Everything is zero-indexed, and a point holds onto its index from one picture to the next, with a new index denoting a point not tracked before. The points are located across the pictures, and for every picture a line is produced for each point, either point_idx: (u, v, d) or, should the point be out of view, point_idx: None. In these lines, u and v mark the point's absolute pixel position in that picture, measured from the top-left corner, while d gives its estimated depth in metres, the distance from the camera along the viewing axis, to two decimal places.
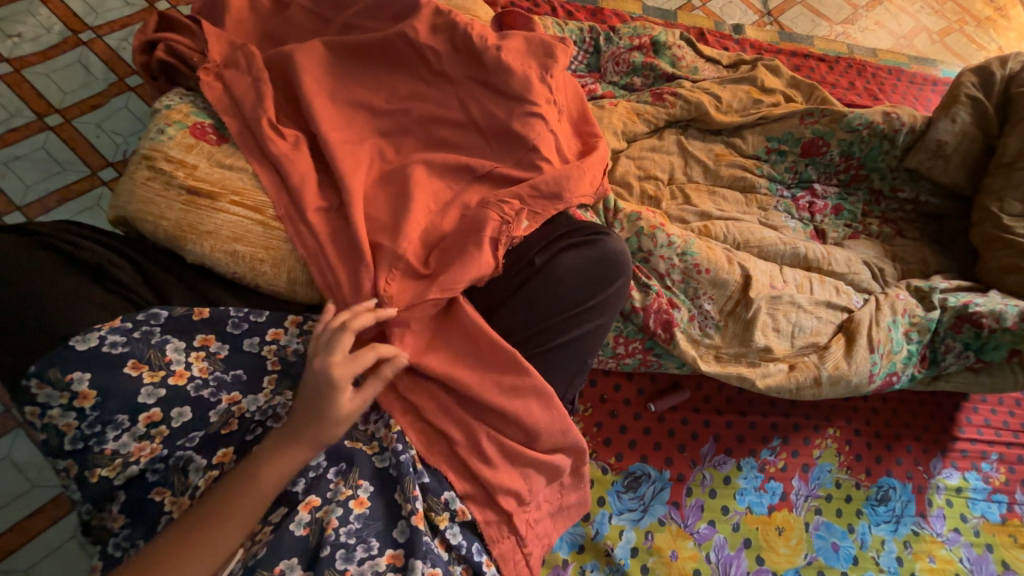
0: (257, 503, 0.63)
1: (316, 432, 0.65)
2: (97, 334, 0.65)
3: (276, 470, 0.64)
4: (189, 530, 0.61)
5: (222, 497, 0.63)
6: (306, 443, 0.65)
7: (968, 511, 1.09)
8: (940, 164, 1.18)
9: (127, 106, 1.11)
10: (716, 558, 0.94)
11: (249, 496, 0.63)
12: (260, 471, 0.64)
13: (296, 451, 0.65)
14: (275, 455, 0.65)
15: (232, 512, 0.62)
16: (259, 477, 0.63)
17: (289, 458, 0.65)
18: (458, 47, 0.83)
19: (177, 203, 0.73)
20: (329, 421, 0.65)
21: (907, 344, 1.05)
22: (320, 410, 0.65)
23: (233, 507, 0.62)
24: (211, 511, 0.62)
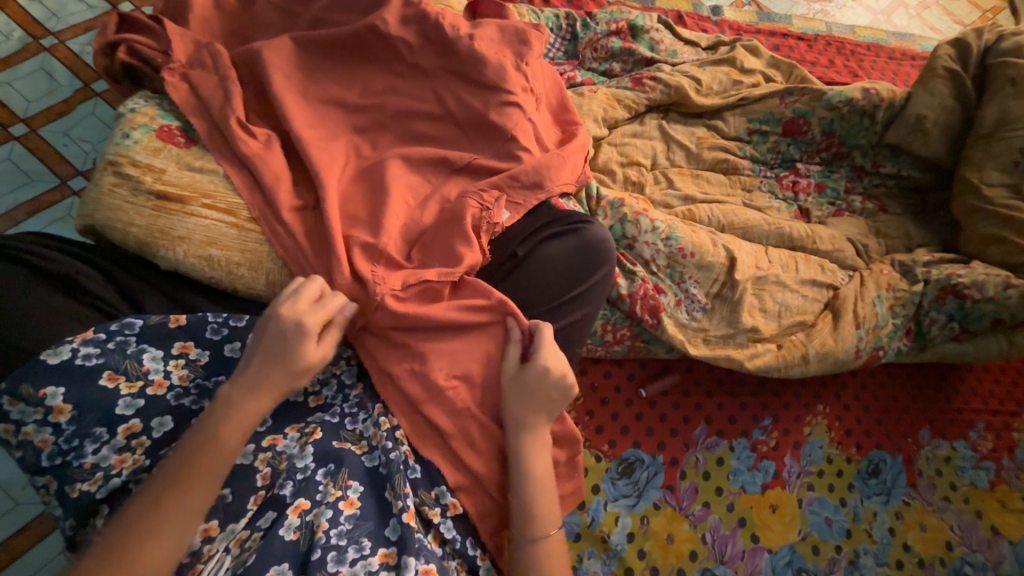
0: (221, 457, 0.62)
1: (281, 378, 0.65)
2: (69, 346, 0.64)
3: (245, 417, 0.64)
4: (165, 489, 0.60)
5: (192, 451, 0.61)
6: (271, 391, 0.65)
7: (957, 479, 1.11)
8: (920, 138, 1.18)
9: (94, 112, 1.08)
10: (711, 539, 0.96)
11: (219, 447, 0.62)
12: (226, 418, 0.63)
13: (265, 396, 0.64)
14: (236, 407, 0.63)
15: (204, 462, 0.61)
16: (228, 425, 0.63)
17: (258, 404, 0.64)
18: (430, 37, 0.81)
19: (146, 209, 0.71)
20: (290, 366, 0.65)
21: (893, 318, 1.05)
22: (280, 355, 0.65)
23: (208, 457, 0.61)
24: (183, 466, 0.61)
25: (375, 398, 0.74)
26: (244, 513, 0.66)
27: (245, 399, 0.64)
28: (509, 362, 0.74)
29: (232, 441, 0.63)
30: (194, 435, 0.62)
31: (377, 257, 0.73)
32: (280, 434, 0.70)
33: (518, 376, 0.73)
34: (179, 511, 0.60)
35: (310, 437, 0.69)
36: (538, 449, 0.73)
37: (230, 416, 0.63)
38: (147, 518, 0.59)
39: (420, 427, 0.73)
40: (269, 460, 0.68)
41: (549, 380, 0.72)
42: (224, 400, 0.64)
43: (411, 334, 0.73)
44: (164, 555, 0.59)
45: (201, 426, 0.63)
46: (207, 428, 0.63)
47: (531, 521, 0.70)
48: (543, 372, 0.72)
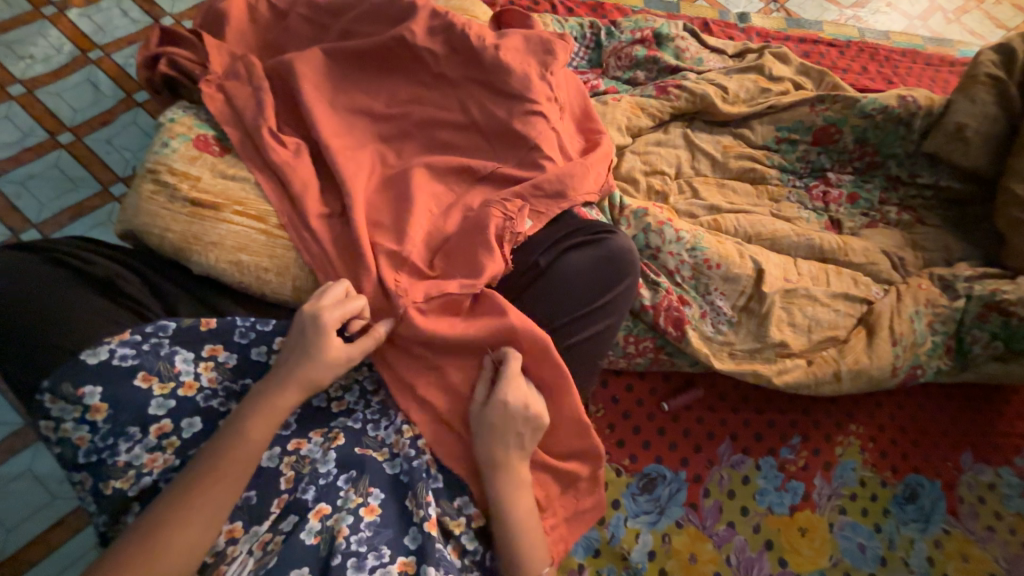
0: (248, 453, 0.64)
1: (306, 376, 0.66)
2: (107, 347, 0.66)
3: (274, 410, 0.65)
4: (196, 479, 0.62)
5: (222, 442, 0.63)
6: (296, 389, 0.66)
7: (1002, 508, 1.04)
8: (960, 147, 1.13)
9: (135, 121, 1.13)
10: (737, 560, 0.92)
11: (247, 439, 0.64)
12: (256, 410, 0.65)
13: (292, 393, 0.66)
14: (263, 404, 0.65)
15: (233, 453, 0.63)
16: (257, 418, 0.64)
17: (285, 400, 0.66)
18: (456, 48, 0.82)
19: (181, 215, 0.73)
20: (313, 364, 0.66)
21: (932, 335, 1.00)
22: (304, 354, 0.66)
23: (237, 449, 0.63)
24: (213, 458, 0.63)
25: (397, 405, 0.74)
26: (268, 515, 0.67)
27: (273, 394, 0.66)
28: (477, 404, 0.72)
29: (259, 434, 0.64)
30: (224, 427, 0.64)
31: (402, 265, 0.74)
32: (304, 438, 0.70)
33: (487, 418, 0.70)
34: (207, 499, 0.61)
35: (334, 441, 0.70)
36: (516, 490, 0.71)
37: (260, 408, 0.65)
38: (178, 506, 0.61)
39: (442, 435, 0.72)
40: (293, 464, 0.69)
41: (521, 415, 0.71)
42: (256, 394, 0.66)
43: (433, 343, 0.73)
44: (192, 544, 0.60)
45: (232, 418, 0.65)
46: (238, 419, 0.65)
47: (521, 561, 0.69)
48: (517, 407, 0.71)
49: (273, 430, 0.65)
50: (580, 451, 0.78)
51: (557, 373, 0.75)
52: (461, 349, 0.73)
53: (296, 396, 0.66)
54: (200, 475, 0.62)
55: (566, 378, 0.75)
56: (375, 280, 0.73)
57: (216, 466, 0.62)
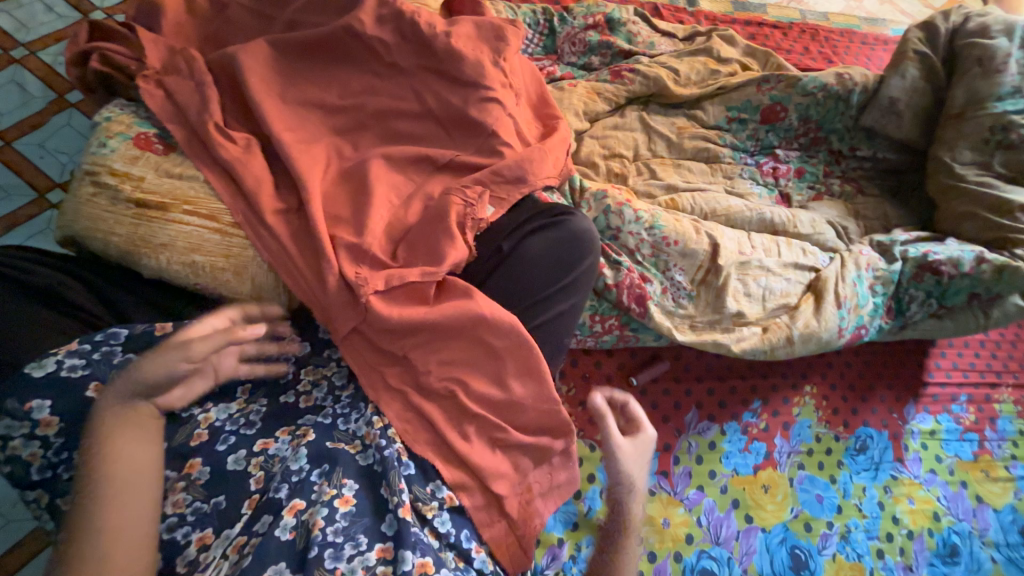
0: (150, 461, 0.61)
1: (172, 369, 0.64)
2: (53, 359, 0.63)
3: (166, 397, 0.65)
4: (93, 507, 0.57)
5: (115, 453, 0.59)
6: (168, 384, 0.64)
7: (942, 452, 1.13)
8: (894, 120, 1.21)
9: (70, 123, 1.06)
10: (707, 522, 0.97)
11: (141, 446, 0.61)
12: (133, 405, 0.62)
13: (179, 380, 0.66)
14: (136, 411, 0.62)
15: (137, 446, 0.61)
16: (145, 410, 0.63)
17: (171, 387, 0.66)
18: (406, 36, 0.81)
19: (126, 218, 0.70)
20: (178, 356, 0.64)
21: (873, 297, 1.07)
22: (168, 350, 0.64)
23: (135, 442, 0.61)
24: (103, 480, 0.58)
25: (367, 398, 0.75)
26: (239, 518, 0.66)
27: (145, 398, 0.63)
28: (615, 437, 0.84)
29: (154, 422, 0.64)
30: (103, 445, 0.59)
31: (363, 257, 0.73)
32: (271, 438, 0.71)
33: (621, 445, 0.84)
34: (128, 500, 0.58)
35: (303, 439, 0.70)
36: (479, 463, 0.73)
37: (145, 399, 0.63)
38: (92, 522, 0.56)
39: (415, 421, 0.73)
40: (262, 464, 0.69)
41: (643, 445, 0.86)
42: (125, 391, 0.62)
43: (397, 329, 0.73)
44: (131, 545, 0.57)
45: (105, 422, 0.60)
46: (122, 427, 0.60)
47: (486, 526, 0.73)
48: (643, 441, 0.86)
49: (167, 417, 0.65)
50: (555, 430, 0.78)
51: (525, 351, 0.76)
52: (429, 333, 0.74)
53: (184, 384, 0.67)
54: (103, 484, 0.58)
55: (541, 356, 0.77)
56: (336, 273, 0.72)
57: (122, 464, 0.59)
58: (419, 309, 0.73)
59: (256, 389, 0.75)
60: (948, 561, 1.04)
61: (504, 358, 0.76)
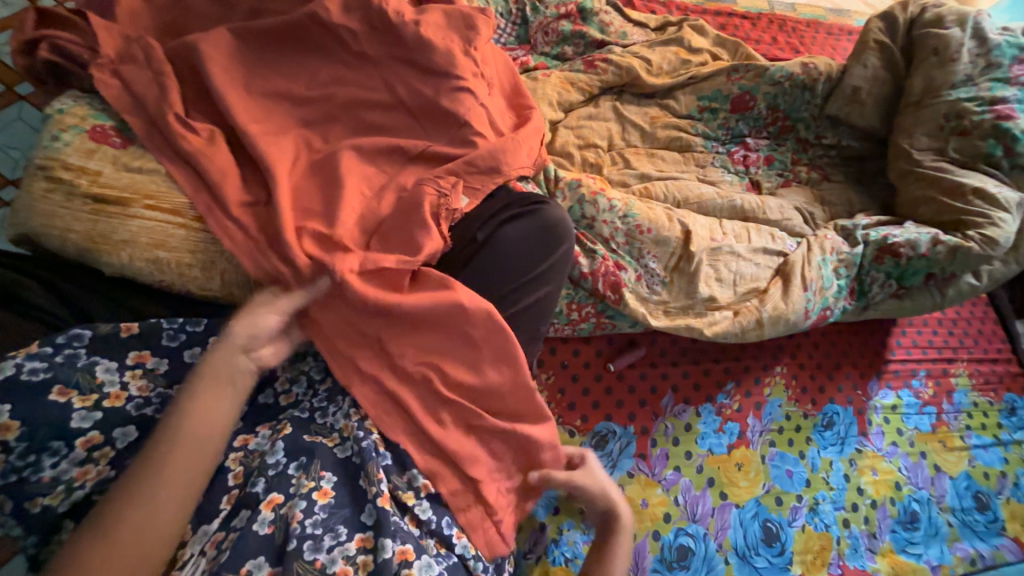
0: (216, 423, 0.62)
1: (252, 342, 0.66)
2: (12, 361, 0.60)
3: (257, 355, 0.67)
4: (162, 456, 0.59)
5: (189, 410, 0.61)
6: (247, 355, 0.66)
7: (903, 425, 1.19)
8: (856, 109, 1.26)
9: (20, 116, 1.01)
10: (683, 500, 1.00)
11: (212, 410, 0.62)
12: (212, 369, 0.63)
13: (269, 338, 0.68)
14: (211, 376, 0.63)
15: (216, 407, 0.62)
16: (241, 366, 0.65)
17: (265, 347, 0.67)
18: (374, 24, 0.80)
19: (84, 213, 0.68)
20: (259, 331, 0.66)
21: (837, 279, 1.11)
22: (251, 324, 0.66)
23: (210, 403, 0.62)
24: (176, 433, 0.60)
25: (344, 391, 0.74)
26: (218, 513, 0.65)
27: (223, 364, 0.64)
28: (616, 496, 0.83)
29: (244, 382, 0.65)
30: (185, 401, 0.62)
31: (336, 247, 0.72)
32: (251, 434, 0.70)
33: (586, 481, 0.81)
34: (194, 457, 0.60)
35: (280, 432, 0.69)
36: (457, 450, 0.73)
37: (243, 356, 0.65)
38: (159, 472, 0.59)
39: (392, 412, 0.73)
40: (241, 459, 0.68)
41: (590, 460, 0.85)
42: (228, 343, 0.64)
43: (370, 318, 0.73)
44: (183, 502, 0.59)
45: (203, 370, 0.63)
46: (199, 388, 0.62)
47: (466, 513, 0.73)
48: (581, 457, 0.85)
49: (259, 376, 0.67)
50: (534, 413, 0.79)
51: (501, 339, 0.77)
52: (404, 321, 0.74)
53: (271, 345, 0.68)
54: (174, 440, 0.60)
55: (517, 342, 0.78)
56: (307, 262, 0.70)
57: (197, 419, 0.61)
58: (393, 298, 0.72)
59: None
60: (908, 527, 1.10)
61: (479, 346, 0.76)
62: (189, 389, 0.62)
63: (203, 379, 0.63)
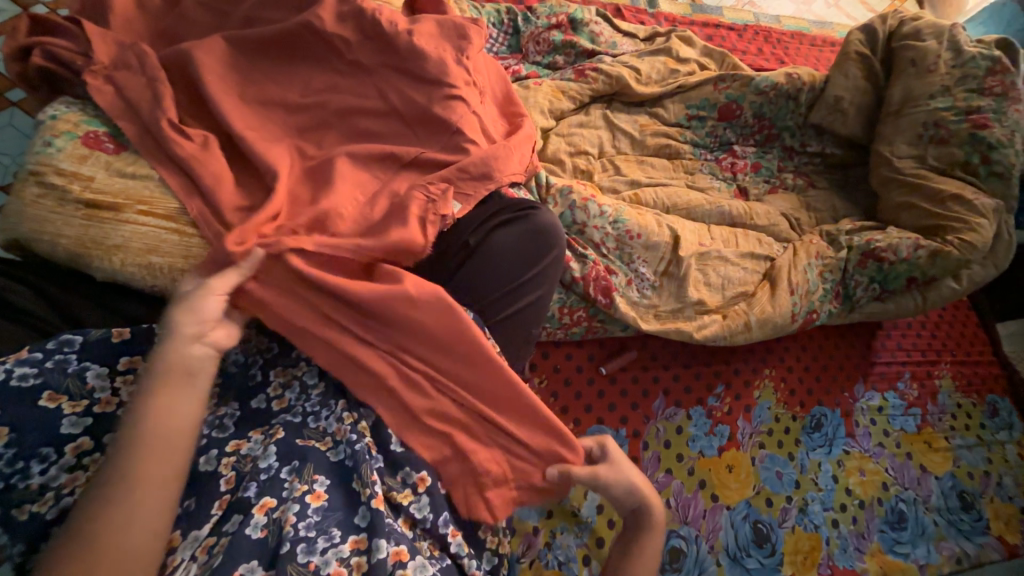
0: (181, 419, 0.60)
1: (202, 328, 0.63)
2: (2, 367, 0.61)
3: (211, 340, 0.64)
4: (128, 459, 0.57)
5: (150, 406, 0.59)
6: (201, 343, 0.63)
7: (889, 426, 1.22)
8: (839, 118, 1.29)
9: (11, 122, 1.01)
10: (675, 502, 1.01)
11: (173, 403, 0.60)
12: (166, 363, 0.61)
13: (220, 322, 0.65)
14: (165, 370, 0.61)
15: (177, 399, 0.60)
16: (195, 355, 0.63)
17: (220, 331, 0.65)
18: (368, 33, 0.81)
19: (76, 219, 0.68)
20: (206, 317, 0.64)
21: (823, 283, 1.14)
22: (198, 310, 0.63)
23: (172, 398, 0.60)
24: (138, 432, 0.58)
25: (337, 395, 0.74)
26: (208, 519, 0.65)
27: (176, 356, 0.62)
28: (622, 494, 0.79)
29: (201, 372, 0.63)
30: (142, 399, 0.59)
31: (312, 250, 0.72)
32: (242, 439, 0.70)
33: (603, 472, 0.77)
34: (163, 453, 0.58)
35: (273, 436, 0.69)
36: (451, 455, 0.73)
37: (195, 343, 0.63)
38: (127, 475, 0.56)
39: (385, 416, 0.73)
40: (233, 464, 0.68)
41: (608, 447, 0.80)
42: (177, 334, 0.62)
43: (352, 318, 0.73)
44: (160, 502, 0.57)
45: (156, 365, 0.61)
46: (155, 384, 0.60)
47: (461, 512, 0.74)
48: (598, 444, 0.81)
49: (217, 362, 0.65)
50: (518, 405, 0.76)
51: (469, 335, 0.74)
52: (378, 317, 0.73)
53: (227, 329, 0.66)
54: (138, 439, 0.58)
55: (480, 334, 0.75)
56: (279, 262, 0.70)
57: (158, 416, 0.59)
58: (362, 292, 0.71)
59: (224, 392, 0.74)
60: (896, 527, 1.12)
61: (455, 339, 0.75)
62: (144, 387, 0.60)
63: (156, 374, 0.60)
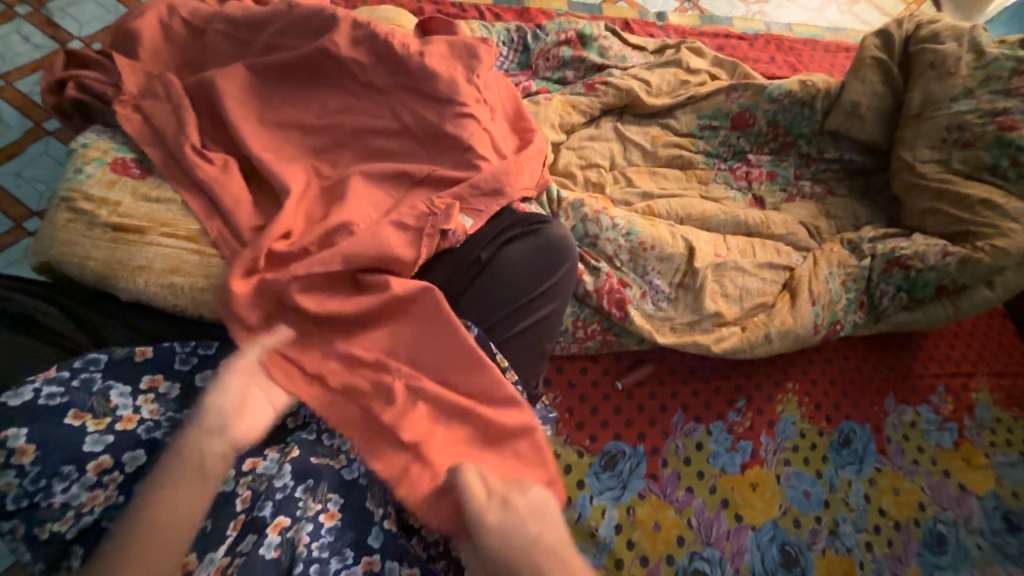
0: (184, 512, 0.58)
1: (223, 419, 0.63)
2: (30, 386, 0.63)
3: (231, 433, 0.63)
4: (127, 550, 0.55)
5: (156, 497, 0.58)
6: (221, 436, 0.62)
7: (924, 442, 1.16)
8: (857, 124, 1.26)
9: (47, 151, 1.07)
10: (697, 522, 0.98)
11: (180, 495, 0.58)
12: (184, 452, 0.60)
13: (244, 414, 0.65)
14: (180, 458, 0.60)
15: (178, 498, 0.58)
16: (208, 447, 0.61)
17: (241, 424, 0.64)
18: (382, 56, 0.83)
19: (103, 242, 0.71)
20: (229, 409, 0.64)
21: (846, 293, 1.10)
22: (225, 401, 0.64)
23: (179, 490, 0.58)
24: (141, 522, 0.56)
25: None
26: (223, 540, 0.63)
27: (195, 445, 0.61)
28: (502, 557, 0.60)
29: (215, 466, 0.61)
30: (153, 488, 0.58)
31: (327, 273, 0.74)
32: (258, 457, 0.69)
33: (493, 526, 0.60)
34: (154, 555, 0.56)
35: (288, 455, 0.69)
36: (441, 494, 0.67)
37: (215, 436, 0.62)
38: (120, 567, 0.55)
39: None
40: (249, 484, 0.67)
41: (553, 508, 0.63)
42: (195, 426, 0.62)
43: (371, 344, 0.75)
44: None
45: (176, 451, 0.60)
46: (168, 473, 0.59)
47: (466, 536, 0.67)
48: (542, 499, 0.64)
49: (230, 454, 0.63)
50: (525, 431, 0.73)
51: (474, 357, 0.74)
52: (385, 325, 0.76)
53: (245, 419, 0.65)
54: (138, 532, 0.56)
55: (482, 358, 0.75)
56: (294, 277, 0.72)
57: (157, 515, 0.57)
58: (371, 304, 0.74)
59: None
60: (935, 550, 1.06)
61: (455, 354, 0.74)
62: (160, 473, 0.59)
63: (172, 466, 0.59)
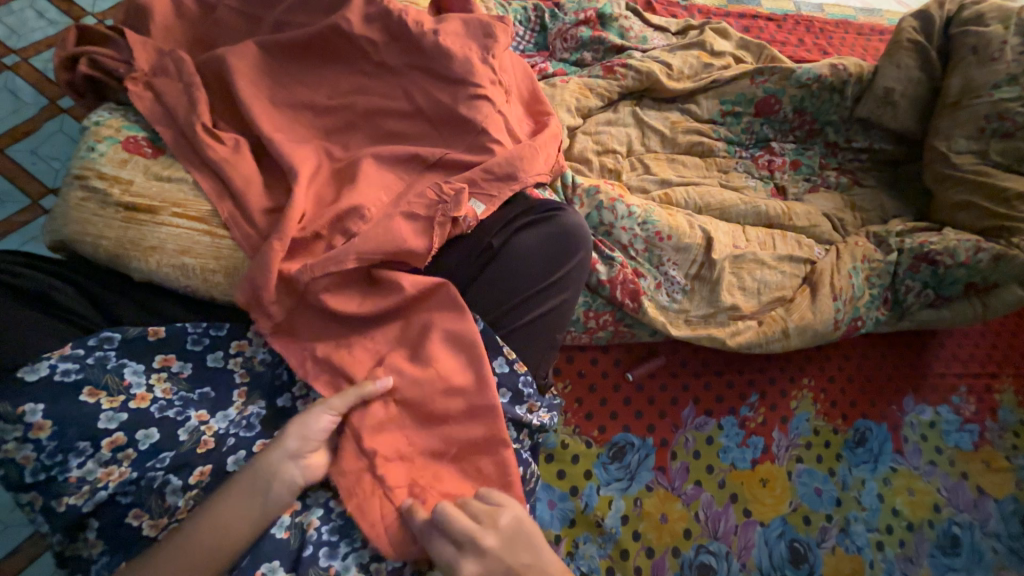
0: (247, 517, 0.63)
1: (298, 450, 0.65)
2: (46, 363, 0.64)
3: (305, 465, 0.66)
4: (195, 537, 0.61)
5: (230, 496, 0.63)
6: (295, 466, 0.65)
7: (942, 443, 1.13)
8: (889, 111, 1.20)
9: (62, 128, 1.07)
10: (704, 516, 0.97)
11: (248, 501, 0.63)
12: (262, 467, 0.64)
13: (319, 447, 0.67)
14: (258, 470, 0.64)
15: (244, 514, 0.63)
16: (284, 475, 0.64)
17: (316, 456, 0.67)
18: (395, 35, 0.81)
19: (116, 221, 0.71)
20: (307, 442, 0.66)
21: (870, 288, 1.06)
22: (305, 433, 0.66)
23: (249, 498, 0.63)
24: (213, 515, 0.62)
25: None
26: None
27: (271, 464, 0.64)
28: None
29: (283, 489, 0.64)
30: (230, 491, 0.64)
31: (342, 272, 0.72)
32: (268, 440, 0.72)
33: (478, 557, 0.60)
34: (217, 544, 0.62)
35: None
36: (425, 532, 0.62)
37: (290, 463, 0.65)
38: (188, 548, 0.61)
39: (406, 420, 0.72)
40: None
41: (528, 529, 0.64)
42: (279, 448, 0.65)
43: (381, 337, 0.75)
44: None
45: (258, 464, 0.65)
46: (245, 479, 0.64)
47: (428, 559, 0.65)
48: (516, 524, 0.64)
49: (297, 489, 0.65)
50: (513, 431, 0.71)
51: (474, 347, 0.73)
52: (397, 323, 0.76)
53: (322, 453, 0.68)
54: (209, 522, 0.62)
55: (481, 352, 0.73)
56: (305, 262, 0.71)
57: (221, 520, 0.62)
58: (381, 299, 0.74)
59: (251, 391, 0.75)
60: (948, 552, 1.04)
61: (459, 342, 0.74)
62: (238, 478, 0.64)
63: (249, 473, 0.64)
